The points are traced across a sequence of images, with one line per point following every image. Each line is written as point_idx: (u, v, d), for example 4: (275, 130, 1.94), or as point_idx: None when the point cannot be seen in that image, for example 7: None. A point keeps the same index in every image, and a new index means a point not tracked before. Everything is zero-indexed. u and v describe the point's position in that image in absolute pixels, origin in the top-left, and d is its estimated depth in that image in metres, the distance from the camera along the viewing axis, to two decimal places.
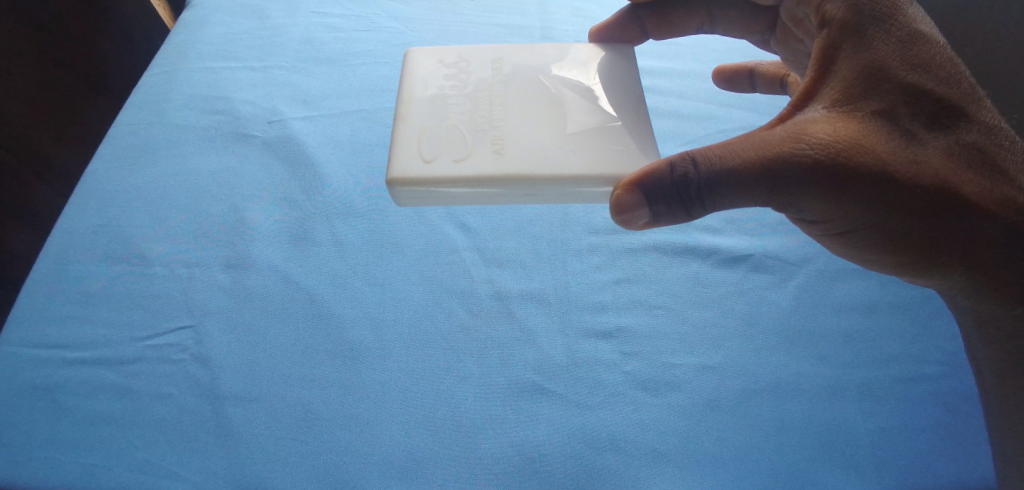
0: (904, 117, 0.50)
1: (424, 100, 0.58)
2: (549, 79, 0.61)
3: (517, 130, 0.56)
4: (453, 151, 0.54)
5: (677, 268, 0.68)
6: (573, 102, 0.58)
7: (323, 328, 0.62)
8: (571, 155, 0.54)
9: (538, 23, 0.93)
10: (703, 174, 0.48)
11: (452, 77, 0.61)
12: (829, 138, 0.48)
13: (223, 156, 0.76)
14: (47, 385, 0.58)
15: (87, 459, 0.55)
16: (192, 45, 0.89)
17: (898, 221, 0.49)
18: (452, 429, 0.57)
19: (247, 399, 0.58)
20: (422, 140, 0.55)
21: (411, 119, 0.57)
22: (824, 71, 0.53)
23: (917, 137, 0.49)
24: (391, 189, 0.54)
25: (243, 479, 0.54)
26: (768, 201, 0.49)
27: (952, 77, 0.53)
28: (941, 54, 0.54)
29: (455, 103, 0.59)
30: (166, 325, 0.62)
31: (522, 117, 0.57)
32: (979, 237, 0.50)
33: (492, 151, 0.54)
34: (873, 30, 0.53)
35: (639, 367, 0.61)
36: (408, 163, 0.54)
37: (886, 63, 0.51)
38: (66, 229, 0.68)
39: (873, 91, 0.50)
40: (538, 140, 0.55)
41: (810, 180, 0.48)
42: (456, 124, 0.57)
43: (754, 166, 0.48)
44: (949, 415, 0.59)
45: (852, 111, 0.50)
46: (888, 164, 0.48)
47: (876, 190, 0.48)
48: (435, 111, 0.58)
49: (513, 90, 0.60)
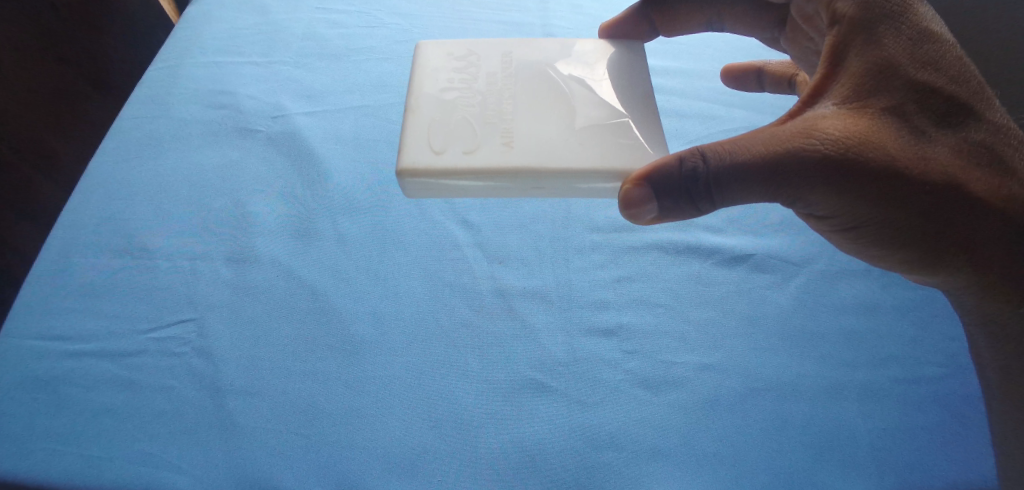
0: (914, 114, 0.50)
1: (432, 93, 0.58)
2: (557, 75, 0.61)
3: (525, 123, 0.56)
4: (461, 144, 0.54)
5: (678, 266, 0.68)
6: (582, 97, 0.58)
7: (324, 322, 0.62)
8: (578, 149, 0.54)
9: (541, 21, 0.93)
10: (712, 169, 0.48)
11: (459, 70, 0.61)
12: (839, 134, 0.48)
13: (225, 150, 0.76)
14: (49, 377, 0.59)
15: (88, 451, 0.55)
16: (196, 40, 0.89)
17: (906, 218, 0.49)
18: (452, 425, 0.57)
19: (248, 393, 0.58)
20: (430, 132, 0.55)
21: (419, 111, 0.57)
22: (834, 67, 0.53)
23: (926, 134, 0.49)
24: (399, 180, 0.54)
25: (243, 472, 0.54)
26: (777, 196, 0.49)
27: (961, 75, 0.53)
28: (951, 52, 0.54)
29: (463, 96, 0.59)
30: (167, 319, 0.62)
31: (530, 111, 0.57)
32: (987, 235, 0.50)
33: (500, 144, 0.54)
34: (884, 27, 0.53)
35: (639, 365, 0.61)
36: (417, 155, 0.54)
37: (896, 60, 0.51)
38: (68, 221, 0.68)
39: (882, 88, 0.50)
40: (544, 134, 0.55)
41: (819, 176, 0.47)
42: (464, 117, 0.57)
43: (763, 161, 0.48)
44: (950, 416, 0.59)
45: (861, 108, 0.50)
46: (897, 161, 0.48)
47: (885, 186, 0.48)
48: (443, 104, 0.58)
49: (520, 85, 0.60)
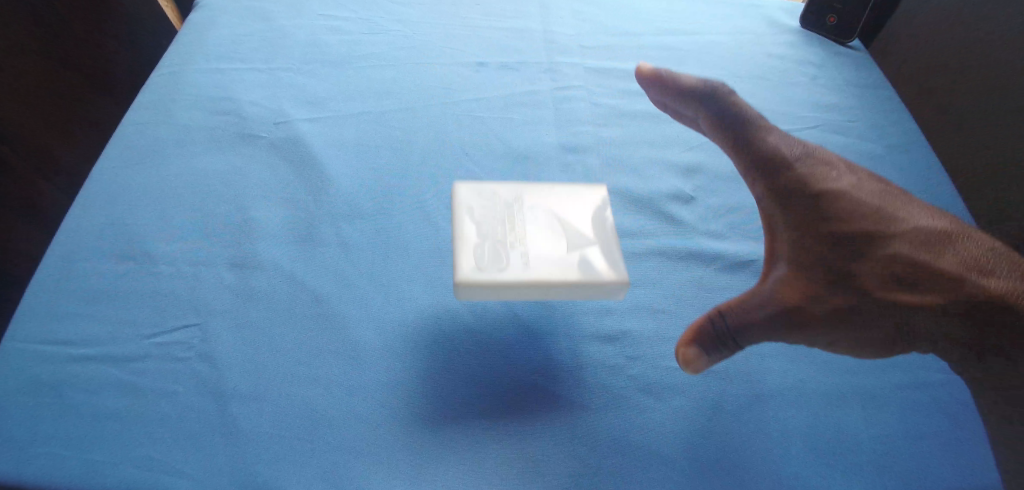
0: (863, 240, 0.58)
1: (469, 229, 0.57)
2: (568, 203, 0.62)
3: (557, 249, 0.57)
4: (506, 262, 0.55)
5: (679, 271, 0.68)
6: (595, 219, 0.61)
7: (328, 328, 0.62)
8: (601, 256, 0.57)
9: (542, 28, 0.94)
10: (726, 326, 0.53)
11: (483, 197, 0.61)
12: (805, 289, 0.55)
13: (229, 156, 0.76)
14: (53, 382, 0.59)
15: (92, 456, 0.55)
16: (199, 46, 0.90)
17: (872, 316, 0.55)
18: (455, 430, 0.57)
19: (252, 398, 0.58)
20: (478, 258, 0.55)
21: (466, 249, 0.56)
22: (796, 207, 0.60)
23: (872, 247, 0.57)
24: (457, 291, 0.54)
25: (246, 477, 0.54)
26: (773, 334, 0.54)
27: (902, 212, 0.61)
28: (880, 190, 0.64)
29: (496, 222, 0.58)
30: (172, 324, 0.62)
31: (558, 234, 0.59)
32: (950, 328, 0.54)
33: (535, 249, 0.57)
34: (833, 187, 0.61)
35: (641, 370, 0.61)
36: (474, 279, 0.54)
37: (841, 197, 0.61)
38: (73, 227, 0.69)
39: (840, 241, 0.57)
40: (568, 226, 0.59)
41: (791, 324, 0.54)
42: (500, 238, 0.57)
43: (757, 320, 0.53)
44: (949, 420, 0.60)
45: (823, 247, 0.57)
46: (849, 292, 0.55)
47: (844, 307, 0.55)
48: (481, 233, 0.57)
49: (543, 211, 0.61)
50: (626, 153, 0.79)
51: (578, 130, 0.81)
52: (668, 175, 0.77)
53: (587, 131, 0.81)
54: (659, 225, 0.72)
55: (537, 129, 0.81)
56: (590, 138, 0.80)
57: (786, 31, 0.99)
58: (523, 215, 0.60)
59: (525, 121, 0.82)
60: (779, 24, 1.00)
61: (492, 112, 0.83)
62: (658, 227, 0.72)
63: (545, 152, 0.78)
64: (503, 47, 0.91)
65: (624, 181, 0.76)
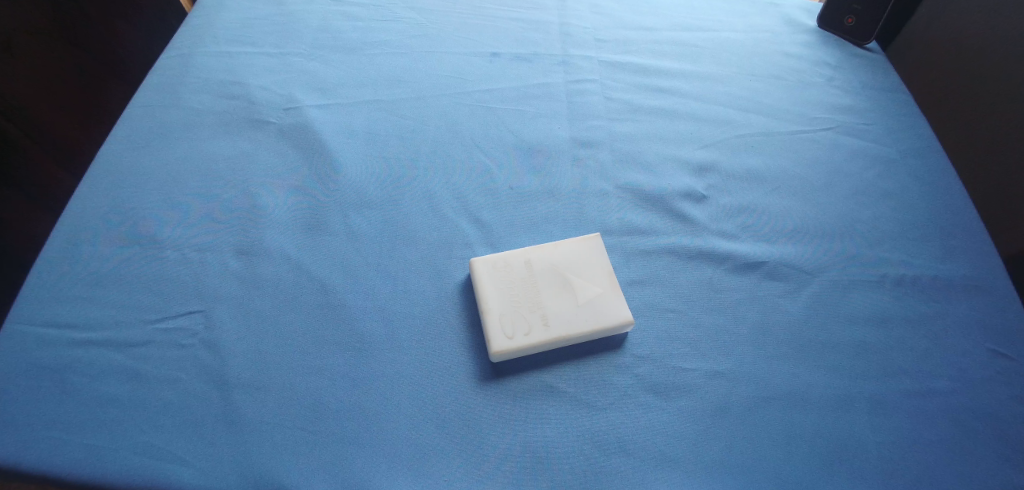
0: None
1: (493, 299, 0.61)
2: (575, 248, 0.64)
3: (573, 305, 0.61)
4: (530, 327, 0.59)
5: (690, 272, 0.67)
6: (601, 266, 0.63)
7: (335, 318, 0.61)
8: (614, 306, 0.61)
9: (557, 19, 0.93)
10: None
11: (504, 267, 0.63)
12: None
13: (236, 141, 0.75)
14: (58, 365, 0.58)
15: (94, 442, 0.54)
16: (210, 29, 0.88)
17: None
18: (461, 425, 0.56)
19: (257, 387, 0.57)
20: (505, 330, 0.59)
21: (492, 316, 0.60)
22: None
23: None
24: (495, 361, 0.59)
25: (248, 467, 0.54)
26: None
27: None
28: None
29: (516, 284, 0.62)
30: (176, 310, 0.61)
31: (573, 288, 0.62)
32: None
33: (564, 309, 0.60)
34: None
35: (649, 370, 0.60)
36: (506, 348, 0.58)
37: None
38: (78, 208, 0.68)
39: None
40: (589, 276, 0.63)
41: None
42: (522, 301, 0.61)
43: None
44: (959, 430, 0.59)
45: None
46: None
47: None
48: (504, 299, 0.61)
49: (555, 261, 0.63)
50: (638, 149, 0.78)
51: (590, 125, 0.80)
52: (681, 173, 0.76)
53: (600, 126, 0.80)
54: (670, 222, 0.71)
55: (551, 122, 0.80)
56: (603, 133, 0.79)
57: (803, 30, 0.97)
58: (540, 270, 0.63)
59: (538, 114, 0.81)
60: (796, 22, 0.99)
61: (504, 104, 0.81)
62: (668, 225, 0.71)
63: (556, 145, 0.77)
64: (517, 38, 0.90)
65: (635, 178, 0.75)
